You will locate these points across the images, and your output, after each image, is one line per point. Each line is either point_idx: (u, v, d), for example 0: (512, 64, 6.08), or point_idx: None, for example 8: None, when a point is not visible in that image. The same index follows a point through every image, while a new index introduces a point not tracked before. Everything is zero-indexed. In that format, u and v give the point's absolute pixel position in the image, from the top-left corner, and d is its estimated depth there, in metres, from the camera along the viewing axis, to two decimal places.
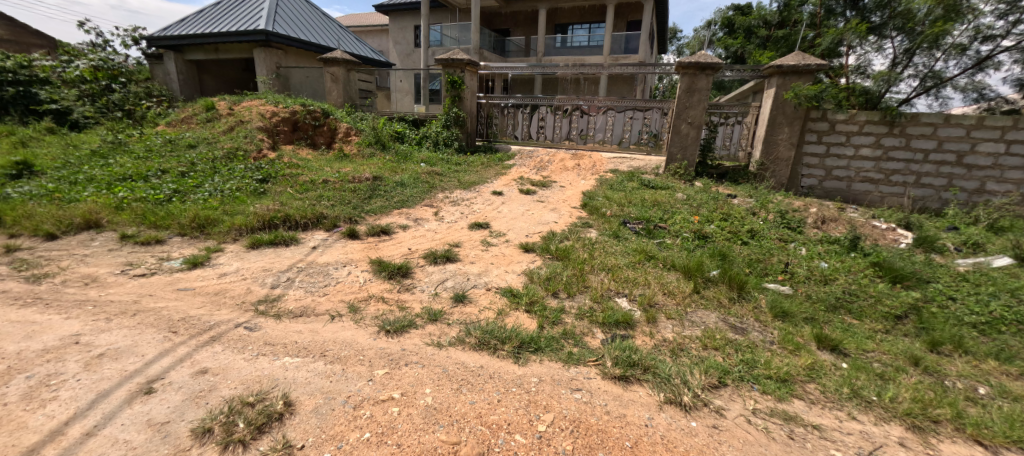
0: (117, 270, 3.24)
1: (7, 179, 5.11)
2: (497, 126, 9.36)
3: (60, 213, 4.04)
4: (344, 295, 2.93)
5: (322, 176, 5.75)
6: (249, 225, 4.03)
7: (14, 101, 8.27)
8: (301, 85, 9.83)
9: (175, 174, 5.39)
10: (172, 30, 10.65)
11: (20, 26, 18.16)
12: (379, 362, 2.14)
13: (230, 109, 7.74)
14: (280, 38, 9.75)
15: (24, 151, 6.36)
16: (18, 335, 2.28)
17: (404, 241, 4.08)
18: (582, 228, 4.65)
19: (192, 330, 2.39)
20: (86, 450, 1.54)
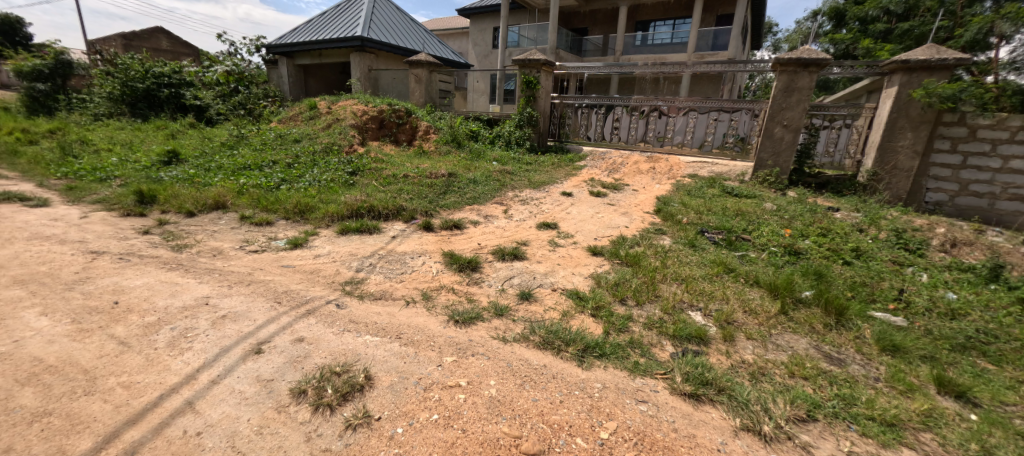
0: (236, 245, 3.79)
1: (161, 165, 6.26)
2: (570, 126, 9.24)
3: (197, 195, 4.82)
4: (417, 283, 3.13)
5: (403, 171, 6.16)
6: (340, 214, 4.47)
7: (168, 100, 10.43)
8: (388, 85, 10.57)
9: (283, 165, 6.14)
10: (287, 39, 12.07)
11: (176, 38, 21.97)
12: (448, 349, 2.25)
13: (329, 108, 8.59)
14: (374, 43, 10.61)
15: (173, 142, 7.68)
16: (166, 293, 2.78)
17: (474, 236, 4.23)
18: (655, 234, 4.45)
19: (292, 302, 2.72)
20: (212, 395, 1.83)
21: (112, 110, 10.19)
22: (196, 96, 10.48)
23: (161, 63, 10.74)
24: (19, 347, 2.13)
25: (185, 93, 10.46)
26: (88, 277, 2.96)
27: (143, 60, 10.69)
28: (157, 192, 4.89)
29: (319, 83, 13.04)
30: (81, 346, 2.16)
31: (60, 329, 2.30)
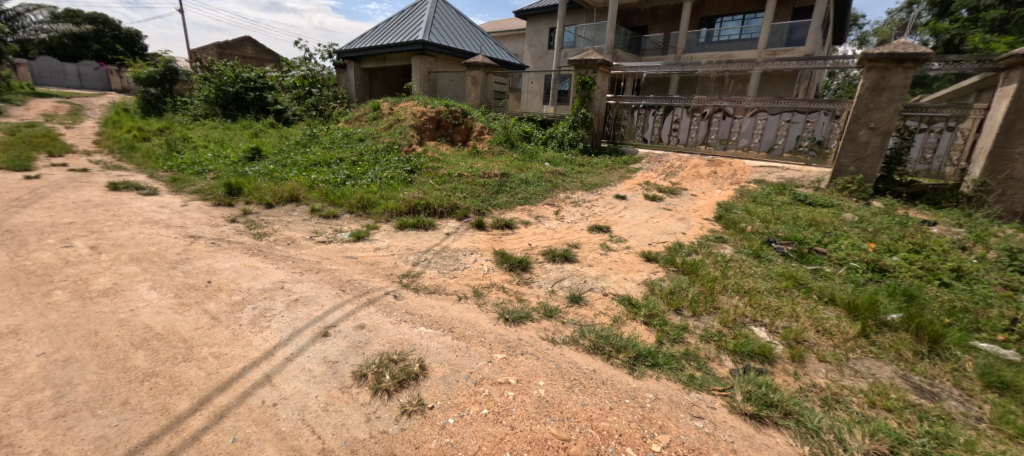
0: (307, 235, 4.12)
1: (246, 160, 6.96)
2: (625, 127, 8.93)
3: (275, 189, 5.30)
4: (469, 280, 3.21)
5: (458, 170, 6.33)
6: (399, 210, 4.70)
7: (253, 102, 11.66)
8: (446, 87, 10.91)
9: (349, 163, 6.56)
10: (355, 44, 12.87)
11: (261, 47, 24.30)
12: (498, 346, 2.29)
13: (391, 109, 9.04)
14: (435, 47, 11.00)
15: (256, 140, 8.49)
16: (249, 276, 3.09)
17: (525, 236, 4.26)
18: (714, 242, 4.21)
19: (355, 291, 2.91)
20: (286, 370, 2.01)
21: (208, 111, 11.55)
22: (277, 98, 11.50)
23: (249, 69, 11.90)
24: (134, 315, 2.47)
25: (267, 96, 11.51)
26: (186, 258, 3.36)
27: (234, 67, 11.92)
28: (242, 185, 5.44)
29: (383, 86, 13.74)
30: (181, 318, 2.46)
31: (165, 302, 2.64)
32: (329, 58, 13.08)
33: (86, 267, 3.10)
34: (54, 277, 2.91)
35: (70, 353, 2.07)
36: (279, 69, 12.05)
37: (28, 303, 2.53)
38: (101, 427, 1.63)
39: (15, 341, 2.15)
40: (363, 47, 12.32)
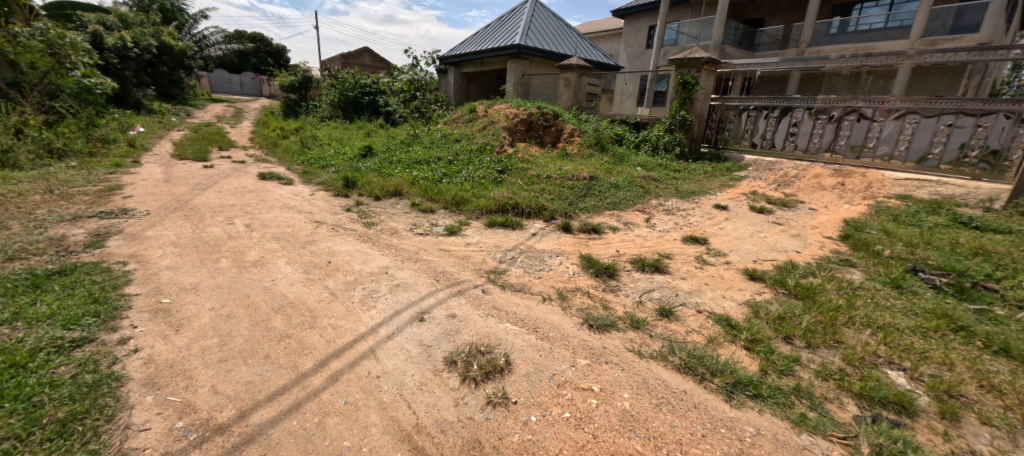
0: (407, 227, 4.50)
1: (359, 157, 7.83)
2: (731, 131, 8.13)
3: (383, 184, 5.88)
4: (553, 282, 3.21)
5: (546, 172, 6.36)
6: (489, 208, 4.89)
7: (367, 105, 13.09)
8: (539, 89, 11.01)
9: (445, 161, 7.00)
10: (457, 51, 13.66)
11: (377, 56, 27.09)
12: (582, 352, 2.27)
13: (486, 111, 9.42)
14: (530, 50, 11.21)
15: (369, 139, 9.50)
16: (360, 260, 3.48)
17: (613, 242, 4.13)
18: (838, 265, 3.64)
19: (448, 282, 3.11)
20: (388, 348, 2.23)
21: (332, 114, 13.27)
22: (387, 102, 12.72)
23: (366, 75, 13.34)
24: (273, 284, 2.94)
25: (379, 99, 12.80)
26: (312, 240, 3.91)
27: (355, 74, 13.46)
28: (357, 178, 6.13)
29: (480, 89, 14.36)
30: (308, 290, 2.88)
31: (296, 276, 3.10)
32: (433, 64, 14.13)
33: (240, 242, 3.77)
34: (219, 248, 3.60)
35: (229, 310, 2.55)
36: (389, 75, 13.28)
37: (203, 267, 3.17)
38: (250, 374, 1.98)
39: (194, 296, 2.70)
40: (463, 52, 13.06)
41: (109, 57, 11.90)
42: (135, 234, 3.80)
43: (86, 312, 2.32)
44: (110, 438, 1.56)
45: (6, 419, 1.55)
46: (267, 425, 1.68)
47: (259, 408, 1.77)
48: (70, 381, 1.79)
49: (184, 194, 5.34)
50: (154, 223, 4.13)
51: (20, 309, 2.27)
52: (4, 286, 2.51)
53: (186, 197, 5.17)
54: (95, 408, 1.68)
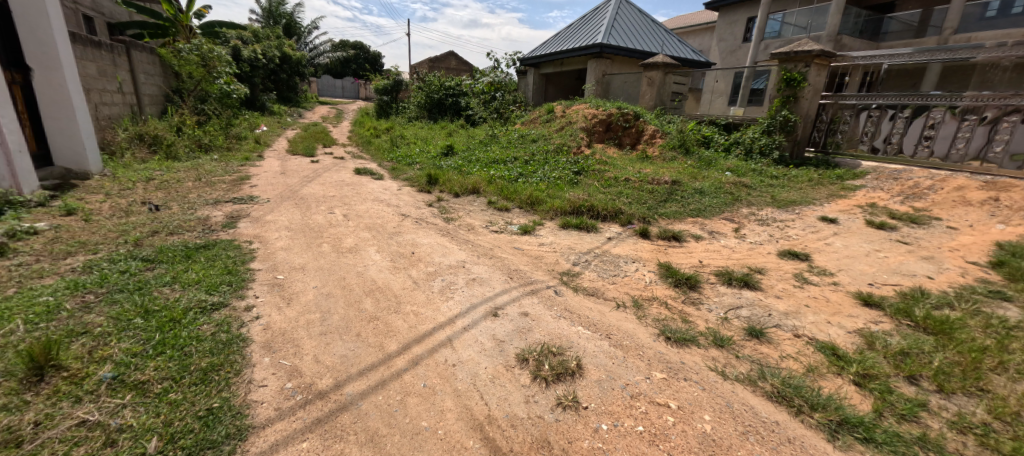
0: (483, 224, 4.65)
1: (441, 156, 8.25)
2: (845, 134, 7.13)
3: (463, 181, 6.14)
4: (628, 289, 3.09)
5: (625, 174, 6.13)
6: (563, 209, 4.85)
7: (450, 106, 13.75)
8: (619, 89, 10.59)
9: (522, 161, 7.09)
10: (538, 51, 13.74)
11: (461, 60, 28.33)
12: (657, 364, 2.16)
13: (564, 112, 9.34)
14: (612, 49, 10.88)
15: (451, 139, 9.97)
16: (440, 253, 3.67)
17: (695, 252, 3.85)
18: (985, 297, 3.01)
19: (521, 280, 3.15)
20: (463, 338, 2.33)
21: (419, 114, 14.17)
22: (469, 103, 13.24)
23: (451, 78, 14.03)
24: (364, 270, 3.24)
25: (462, 101, 13.37)
26: (398, 232, 4.22)
27: (441, 77, 14.23)
28: (439, 176, 6.48)
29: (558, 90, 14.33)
30: (394, 278, 3.12)
31: (384, 264, 3.37)
32: (513, 65, 14.38)
33: (338, 230, 4.20)
34: (321, 234, 4.04)
35: (329, 290, 2.86)
36: (472, 77, 13.80)
37: (309, 250, 3.59)
38: (344, 349, 2.20)
39: (301, 275, 3.08)
40: (544, 53, 13.08)
41: (244, 67, 13.97)
42: (258, 218, 4.42)
43: (222, 281, 2.76)
44: (238, 389, 1.84)
45: (167, 363, 1.92)
46: (358, 397, 1.86)
47: (351, 381, 1.97)
48: (210, 337, 2.15)
49: (295, 185, 6.09)
50: (271, 209, 4.77)
51: (177, 275, 2.78)
52: (166, 256, 3.08)
53: (296, 188, 5.89)
54: (227, 362, 1.99)
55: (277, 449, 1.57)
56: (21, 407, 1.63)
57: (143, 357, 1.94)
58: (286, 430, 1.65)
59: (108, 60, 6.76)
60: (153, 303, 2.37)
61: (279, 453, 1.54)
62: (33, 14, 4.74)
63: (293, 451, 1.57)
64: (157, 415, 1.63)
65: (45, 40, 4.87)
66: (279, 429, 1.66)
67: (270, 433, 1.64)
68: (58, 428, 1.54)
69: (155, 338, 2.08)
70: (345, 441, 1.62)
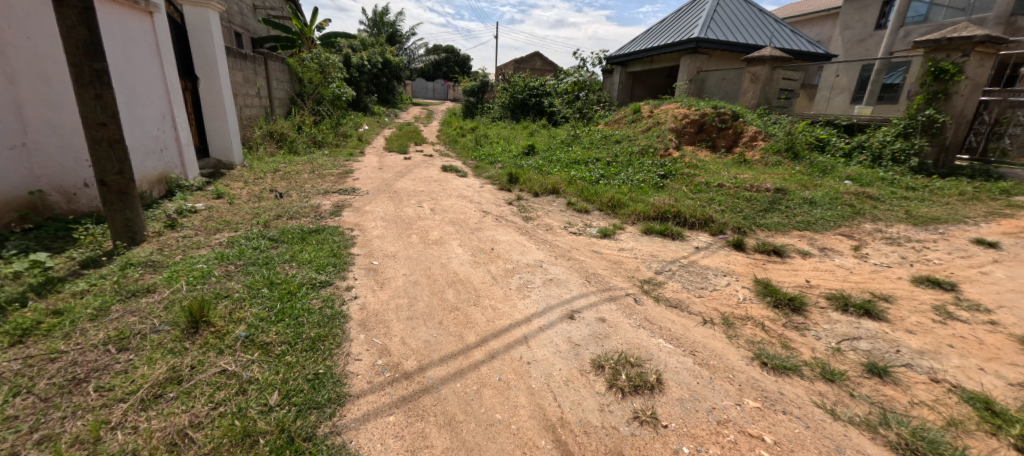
0: (562, 225, 4.61)
1: (522, 155, 8.36)
2: (1017, 139, 5.78)
3: (543, 181, 6.16)
4: (717, 304, 2.84)
5: (718, 179, 5.63)
6: (647, 214, 4.61)
7: (533, 107, 13.89)
8: (716, 86, 9.60)
9: (604, 163, 6.89)
10: (626, 49, 13.21)
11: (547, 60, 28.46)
12: (750, 391, 1.96)
13: (652, 112, 8.87)
14: (710, 43, 10.03)
15: (533, 138, 10.05)
16: (518, 251, 3.73)
17: (801, 269, 3.41)
18: None
19: (599, 285, 3.07)
20: (539, 338, 2.35)
21: (503, 114, 14.55)
22: (552, 103, 13.21)
23: (535, 78, 14.15)
24: (448, 262, 3.42)
25: (545, 101, 13.40)
26: (479, 228, 4.37)
27: (526, 77, 14.42)
28: (520, 175, 6.58)
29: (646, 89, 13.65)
30: (474, 272, 3.25)
31: (465, 258, 3.53)
32: (598, 64, 14.00)
33: (425, 223, 4.49)
34: (411, 226, 4.35)
35: (416, 278, 3.07)
36: (556, 77, 13.75)
37: (399, 240, 3.89)
38: (428, 335, 2.35)
39: (393, 262, 3.35)
40: (632, 51, 12.50)
41: (352, 72, 15.54)
42: (358, 208, 4.90)
43: (329, 262, 3.11)
44: (338, 359, 2.07)
45: (285, 329, 2.22)
46: (438, 382, 1.97)
47: (433, 366, 2.10)
48: (318, 311, 2.44)
49: (390, 179, 6.62)
50: (369, 201, 5.25)
51: (294, 254, 3.20)
52: (286, 237, 3.56)
53: (390, 182, 6.41)
54: (331, 335, 2.24)
55: (368, 418, 1.73)
56: (182, 352, 2.00)
57: (268, 322, 2.27)
58: (376, 403, 1.82)
59: (251, 69, 8.00)
60: (276, 277, 2.77)
61: (370, 423, 1.70)
62: (199, 32, 5.89)
63: (381, 423, 1.72)
64: (276, 372, 1.90)
65: (207, 53, 5.99)
66: (371, 401, 1.83)
67: (363, 403, 1.81)
68: (206, 373, 1.87)
69: (276, 306, 2.42)
70: (426, 420, 1.74)
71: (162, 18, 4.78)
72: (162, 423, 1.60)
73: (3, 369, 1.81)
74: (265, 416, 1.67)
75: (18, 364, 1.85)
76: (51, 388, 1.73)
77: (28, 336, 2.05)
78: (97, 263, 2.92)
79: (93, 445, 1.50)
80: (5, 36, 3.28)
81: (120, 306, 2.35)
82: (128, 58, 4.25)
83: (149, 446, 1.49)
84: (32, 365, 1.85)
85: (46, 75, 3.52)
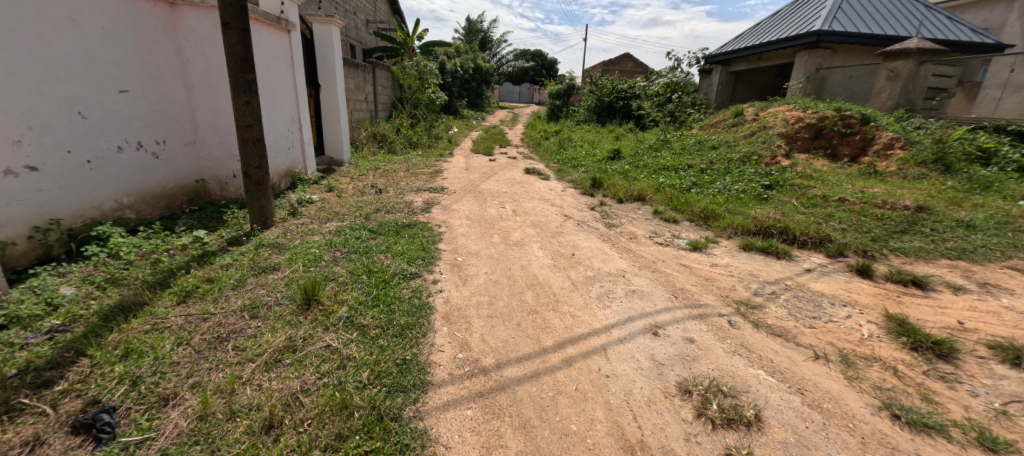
0: (647, 234, 4.38)
1: (607, 160, 8.12)
2: None
3: (628, 187, 5.91)
4: (833, 338, 2.46)
5: (839, 192, 4.87)
6: (746, 228, 4.16)
7: (620, 109, 13.43)
8: (838, 86, 8.44)
9: (697, 170, 6.38)
10: (728, 47, 12.03)
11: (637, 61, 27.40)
12: (876, 446, 1.67)
13: (756, 115, 8.01)
14: (836, 36, 8.59)
15: (619, 143, 9.71)
16: (600, 258, 3.63)
17: (950, 307, 2.79)
18: None
19: (687, 302, 2.85)
20: (619, 351, 2.26)
21: (589, 118, 14.35)
22: (640, 105, 12.62)
23: (624, 80, 13.66)
24: (528, 264, 3.45)
25: (633, 103, 12.85)
26: (560, 232, 4.34)
27: (614, 80, 14.03)
28: (604, 180, 6.40)
29: (749, 89, 12.33)
30: (554, 276, 3.23)
31: (545, 261, 3.52)
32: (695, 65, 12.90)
33: (507, 224, 4.58)
34: (493, 226, 4.47)
35: (497, 277, 3.15)
36: (646, 78, 13.09)
37: (482, 239, 4.02)
38: (506, 335, 2.39)
39: (475, 260, 3.47)
40: (736, 48, 11.26)
41: (446, 78, 16.52)
42: (445, 206, 5.18)
43: (418, 255, 3.34)
44: (424, 347, 2.20)
45: (380, 314, 2.43)
46: (515, 382, 2.00)
47: (510, 365, 2.13)
48: (408, 300, 2.63)
49: (476, 180, 6.88)
50: (456, 200, 5.52)
51: (389, 245, 3.48)
52: (384, 230, 3.89)
53: (476, 183, 6.67)
54: (418, 324, 2.39)
55: (448, 408, 1.82)
56: (297, 325, 2.29)
57: (365, 306, 2.50)
58: (455, 395, 1.89)
59: (361, 77, 8.93)
60: (374, 265, 3.04)
61: (449, 413, 1.78)
62: (323, 46, 6.73)
63: (460, 414, 1.79)
64: (371, 353, 2.08)
65: (328, 63, 6.81)
66: (451, 392, 1.91)
67: (443, 393, 1.90)
68: (315, 346, 2.12)
69: (372, 292, 2.66)
70: (502, 420, 1.77)
71: (297, 35, 5.55)
72: (280, 385, 1.85)
73: (172, 322, 2.25)
74: (360, 392, 1.83)
75: (181, 319, 2.27)
76: (203, 342, 2.09)
77: (189, 297, 2.52)
78: (238, 241, 3.48)
79: (229, 395, 1.78)
80: (188, 55, 4.08)
81: (253, 279, 2.78)
82: (270, 70, 4.99)
83: (270, 403, 1.73)
84: (190, 322, 2.26)
85: (214, 85, 4.24)
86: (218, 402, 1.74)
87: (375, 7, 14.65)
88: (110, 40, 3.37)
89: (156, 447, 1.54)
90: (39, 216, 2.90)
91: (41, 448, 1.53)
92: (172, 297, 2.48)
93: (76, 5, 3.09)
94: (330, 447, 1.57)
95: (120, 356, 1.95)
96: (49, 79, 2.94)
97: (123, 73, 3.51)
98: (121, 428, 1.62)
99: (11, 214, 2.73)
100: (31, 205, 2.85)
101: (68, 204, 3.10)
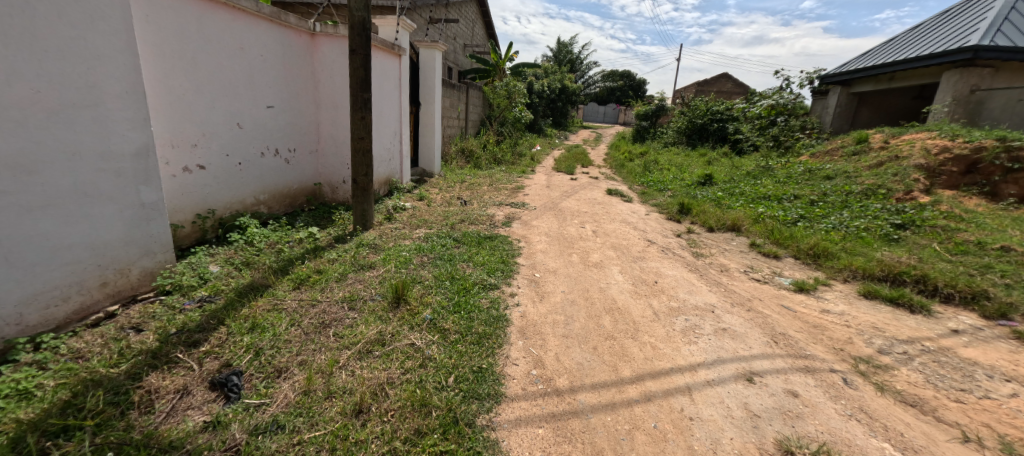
0: (742, 268, 3.99)
1: (697, 184, 7.63)
2: None
3: (720, 215, 5.47)
4: (989, 420, 1.99)
5: (1002, 238, 3.97)
6: (867, 271, 3.59)
7: (715, 132, 12.60)
8: (1002, 111, 7.07)
9: (805, 201, 5.69)
10: (851, 65, 10.59)
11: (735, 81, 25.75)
12: None
13: (885, 142, 6.94)
14: (1003, 52, 7.00)
15: (710, 167, 9.09)
16: (687, 289, 3.40)
17: None
18: None
19: (789, 349, 2.52)
20: (706, 393, 2.09)
21: (679, 141, 13.74)
22: (738, 129, 11.71)
23: (721, 102, 12.83)
24: (607, 287, 3.35)
25: (729, 126, 11.98)
26: (642, 257, 4.16)
27: (709, 101, 13.30)
28: (692, 206, 6.00)
29: (875, 112, 10.78)
30: (635, 303, 3.09)
31: (625, 286, 3.39)
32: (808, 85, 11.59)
33: (586, 244, 4.52)
34: (572, 245, 4.44)
35: (574, 298, 3.10)
36: (747, 100, 12.16)
37: (561, 257, 4.00)
38: (582, 357, 2.34)
39: (553, 277, 3.46)
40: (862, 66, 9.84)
41: (533, 97, 16.98)
42: (526, 221, 5.27)
43: (497, 267, 3.43)
44: (499, 359, 2.24)
45: (460, 319, 2.54)
46: (589, 409, 1.94)
47: (585, 390, 2.07)
48: (486, 310, 2.69)
49: (557, 198, 6.89)
50: (536, 216, 5.58)
51: (471, 255, 3.63)
52: (467, 240, 4.07)
53: (557, 201, 6.67)
54: (494, 336, 2.43)
55: (520, 423, 1.82)
56: (386, 321, 2.49)
57: (448, 311, 2.62)
58: (529, 411, 1.89)
59: (457, 96, 9.59)
60: (456, 273, 3.18)
61: (521, 429, 1.78)
62: (425, 67, 7.32)
63: (531, 433, 1.77)
64: (450, 357, 2.17)
65: (427, 83, 7.40)
66: (523, 407, 1.91)
67: (516, 407, 1.91)
68: (401, 342, 2.28)
69: (454, 298, 2.78)
70: (574, 445, 1.73)
71: (405, 58, 6.11)
72: (371, 374, 2.01)
73: (288, 305, 2.58)
74: (439, 392, 1.92)
75: (296, 303, 2.61)
76: (310, 326, 2.37)
77: (303, 284, 2.87)
78: (343, 239, 3.89)
79: (327, 376, 1.98)
80: (320, 76, 4.75)
81: (353, 275, 3.08)
82: (382, 91, 5.58)
83: (361, 389, 1.89)
84: (302, 306, 2.58)
85: (336, 102, 4.81)
86: (318, 381, 1.94)
87: (472, 32, 15.67)
88: (265, 65, 4.05)
89: (270, 412, 1.76)
90: (201, 206, 3.54)
91: (187, 396, 1.84)
92: (289, 283, 2.85)
93: (245, 37, 3.78)
94: (410, 441, 1.66)
95: (248, 328, 2.29)
96: (220, 95, 3.62)
97: (271, 91, 4.18)
98: (245, 391, 1.89)
99: (182, 203, 3.38)
100: (197, 197, 3.50)
101: (222, 197, 3.75)
